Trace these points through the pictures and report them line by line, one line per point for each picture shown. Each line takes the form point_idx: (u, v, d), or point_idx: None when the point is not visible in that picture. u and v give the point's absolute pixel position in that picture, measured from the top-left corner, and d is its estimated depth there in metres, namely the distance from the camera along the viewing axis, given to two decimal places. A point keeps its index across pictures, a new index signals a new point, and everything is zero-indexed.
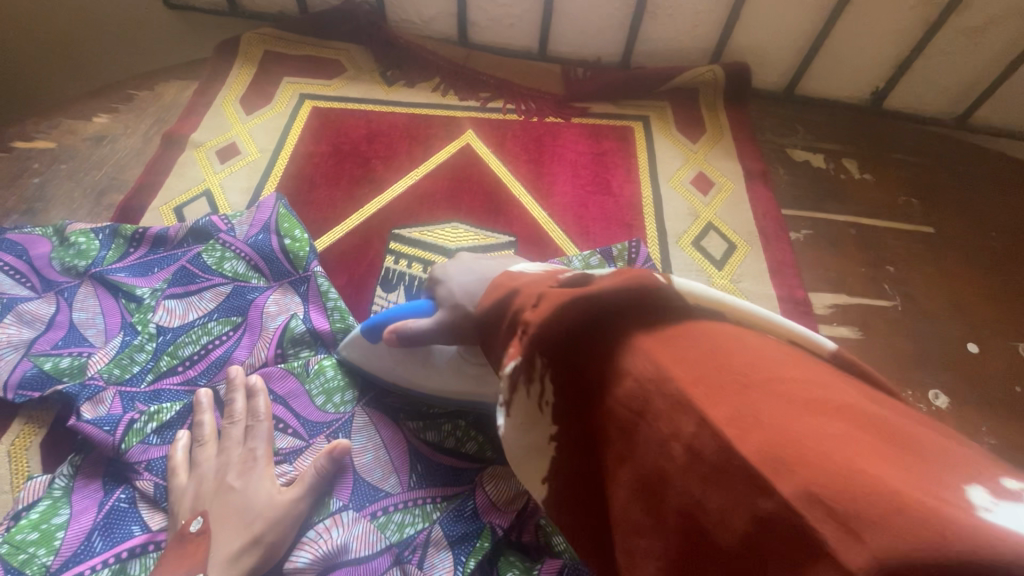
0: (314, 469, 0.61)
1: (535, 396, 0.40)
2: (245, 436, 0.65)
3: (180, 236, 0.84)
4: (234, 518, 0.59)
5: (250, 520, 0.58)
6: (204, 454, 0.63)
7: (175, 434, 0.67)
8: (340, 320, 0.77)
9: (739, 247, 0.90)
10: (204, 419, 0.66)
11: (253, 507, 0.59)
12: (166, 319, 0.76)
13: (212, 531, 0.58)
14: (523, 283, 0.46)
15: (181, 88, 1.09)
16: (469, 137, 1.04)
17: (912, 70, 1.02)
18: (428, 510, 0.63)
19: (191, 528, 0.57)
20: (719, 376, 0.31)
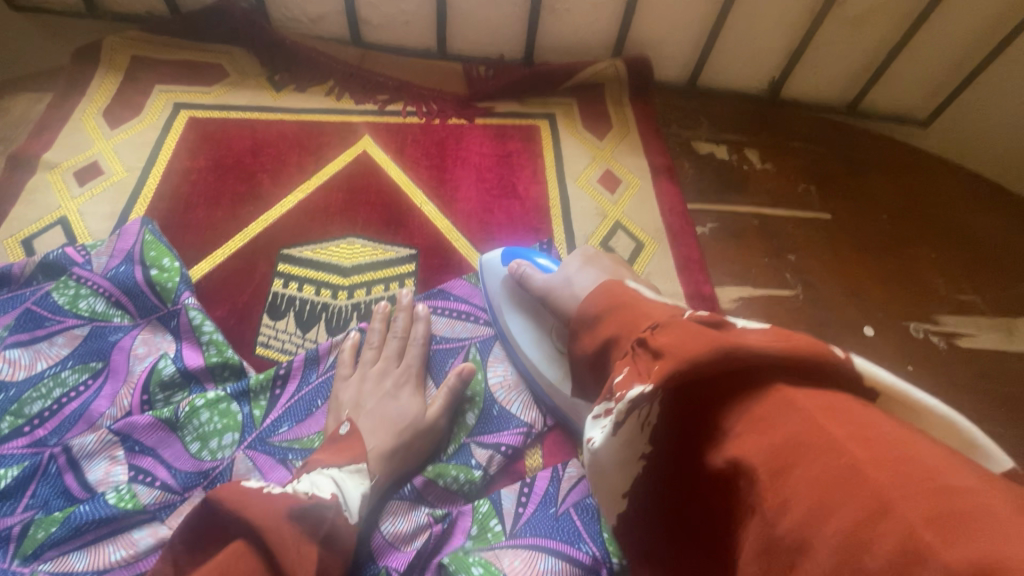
0: (449, 384, 0.68)
1: (644, 416, 0.42)
2: (398, 353, 0.71)
3: (27, 273, 0.74)
4: (388, 421, 0.63)
5: (403, 425, 0.63)
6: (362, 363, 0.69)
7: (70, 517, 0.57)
8: (216, 354, 0.69)
9: (647, 245, 0.88)
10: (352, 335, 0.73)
11: (404, 416, 0.64)
12: (7, 372, 0.66)
13: (361, 433, 0.61)
14: (646, 306, 0.50)
15: (30, 103, 0.97)
16: (367, 144, 0.97)
17: (805, 59, 1.04)
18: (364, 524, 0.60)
19: (342, 431, 0.60)
20: (861, 435, 0.33)
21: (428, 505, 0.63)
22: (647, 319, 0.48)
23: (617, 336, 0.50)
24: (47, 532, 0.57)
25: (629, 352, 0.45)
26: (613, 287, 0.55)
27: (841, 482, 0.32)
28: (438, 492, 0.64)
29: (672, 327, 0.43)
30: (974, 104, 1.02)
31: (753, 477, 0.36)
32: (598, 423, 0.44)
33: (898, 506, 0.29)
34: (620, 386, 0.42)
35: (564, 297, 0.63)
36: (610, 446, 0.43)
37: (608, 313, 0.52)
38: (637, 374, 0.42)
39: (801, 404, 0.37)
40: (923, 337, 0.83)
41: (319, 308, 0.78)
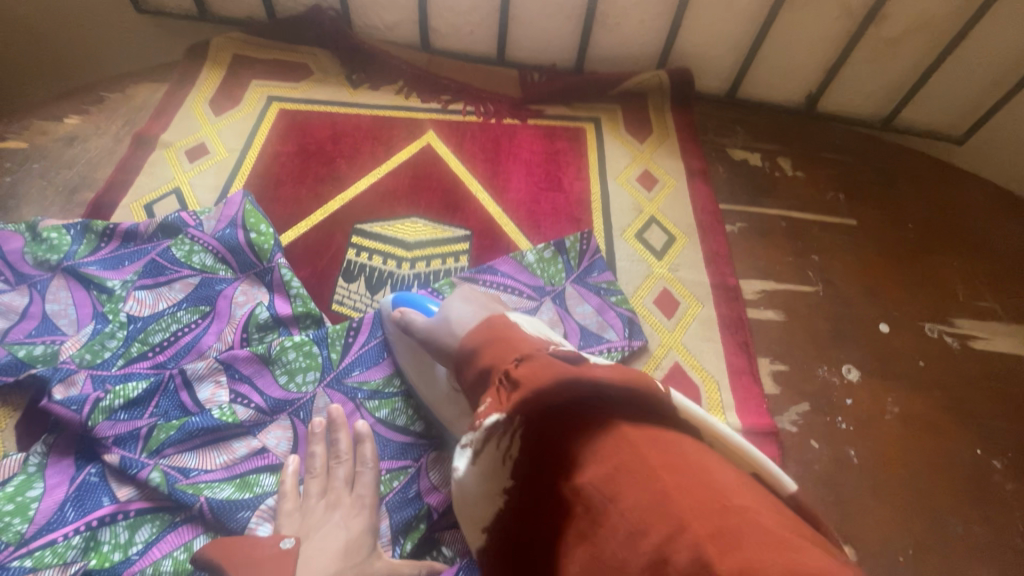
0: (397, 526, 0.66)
1: (503, 443, 0.48)
2: (349, 477, 0.69)
3: (150, 232, 0.88)
4: (328, 551, 0.62)
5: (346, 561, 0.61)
6: (314, 486, 0.68)
7: (186, 426, 0.70)
8: (302, 305, 0.82)
9: (678, 239, 0.97)
10: (315, 450, 0.71)
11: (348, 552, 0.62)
12: (137, 308, 0.81)
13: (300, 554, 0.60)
14: (513, 340, 0.57)
15: (150, 91, 1.13)
16: (430, 138, 1.09)
17: (840, 75, 1.11)
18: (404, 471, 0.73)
19: (283, 545, 0.60)
20: (677, 468, 0.39)
21: None
22: (516, 350, 0.54)
23: (491, 365, 0.56)
24: (167, 434, 0.70)
25: (496, 385, 0.53)
26: (493, 324, 0.61)
27: (652, 509, 0.37)
28: None
29: (530, 362, 0.50)
30: (1009, 124, 1.06)
31: (587, 506, 0.40)
32: (462, 451, 0.52)
33: (691, 523, 0.35)
34: (481, 415, 0.50)
35: (444, 335, 0.67)
36: (468, 469, 0.50)
37: (488, 345, 0.58)
38: (496, 403, 0.49)
39: (629, 435, 0.41)
40: (937, 337, 0.88)
41: (385, 275, 0.90)
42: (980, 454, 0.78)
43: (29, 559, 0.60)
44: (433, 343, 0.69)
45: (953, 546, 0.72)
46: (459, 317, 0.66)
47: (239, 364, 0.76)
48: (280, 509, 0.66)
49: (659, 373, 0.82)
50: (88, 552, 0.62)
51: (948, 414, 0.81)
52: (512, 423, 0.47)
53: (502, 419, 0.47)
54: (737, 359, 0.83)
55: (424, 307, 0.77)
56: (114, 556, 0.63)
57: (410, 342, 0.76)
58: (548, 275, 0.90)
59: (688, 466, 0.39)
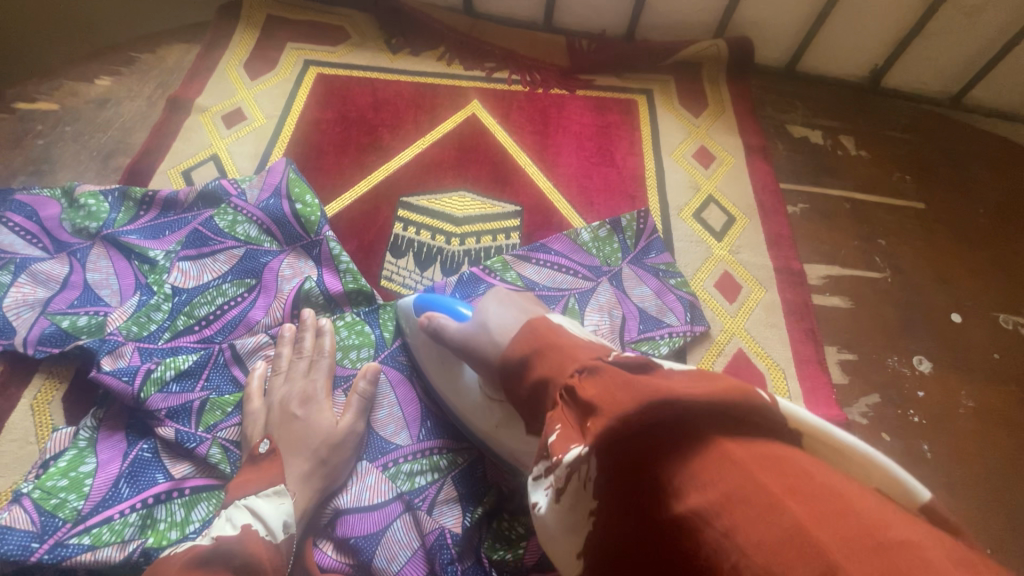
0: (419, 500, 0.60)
1: (585, 478, 0.41)
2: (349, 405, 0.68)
3: (190, 200, 0.85)
4: (300, 457, 0.62)
5: (311, 476, 0.62)
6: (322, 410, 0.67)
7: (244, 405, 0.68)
8: (352, 282, 0.79)
9: (738, 219, 0.92)
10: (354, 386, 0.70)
11: (315, 470, 0.62)
12: (181, 279, 0.78)
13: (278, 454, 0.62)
14: (567, 348, 0.51)
15: (182, 52, 1.08)
16: (475, 108, 1.04)
17: (911, 48, 1.04)
18: (435, 460, 0.69)
19: (260, 450, 0.61)
20: (797, 487, 0.33)
21: None
22: (573, 361, 0.48)
23: (548, 377, 0.50)
24: (223, 411, 0.68)
25: (559, 405, 0.46)
26: (539, 330, 0.55)
27: (780, 542, 0.30)
28: None
29: (596, 377, 0.44)
30: None
31: (701, 539, 0.33)
32: (540, 486, 0.46)
33: (844, 567, 0.28)
34: (557, 449, 0.43)
35: (484, 342, 0.61)
36: (553, 507, 0.44)
37: (539, 356, 0.52)
38: (569, 432, 0.43)
39: (737, 457, 0.35)
40: (1013, 329, 0.84)
41: (434, 251, 0.86)
42: None
43: (87, 536, 0.58)
44: (471, 352, 0.63)
45: None
46: (498, 321, 0.61)
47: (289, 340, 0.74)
48: (269, 391, 0.68)
49: (723, 359, 0.79)
50: (146, 530, 0.60)
51: None
52: (590, 459, 0.40)
53: (582, 456, 0.40)
54: (803, 348, 0.80)
55: (453, 309, 0.68)
56: (170, 534, 0.60)
57: (432, 343, 0.69)
58: (603, 255, 0.86)
59: (811, 486, 0.33)
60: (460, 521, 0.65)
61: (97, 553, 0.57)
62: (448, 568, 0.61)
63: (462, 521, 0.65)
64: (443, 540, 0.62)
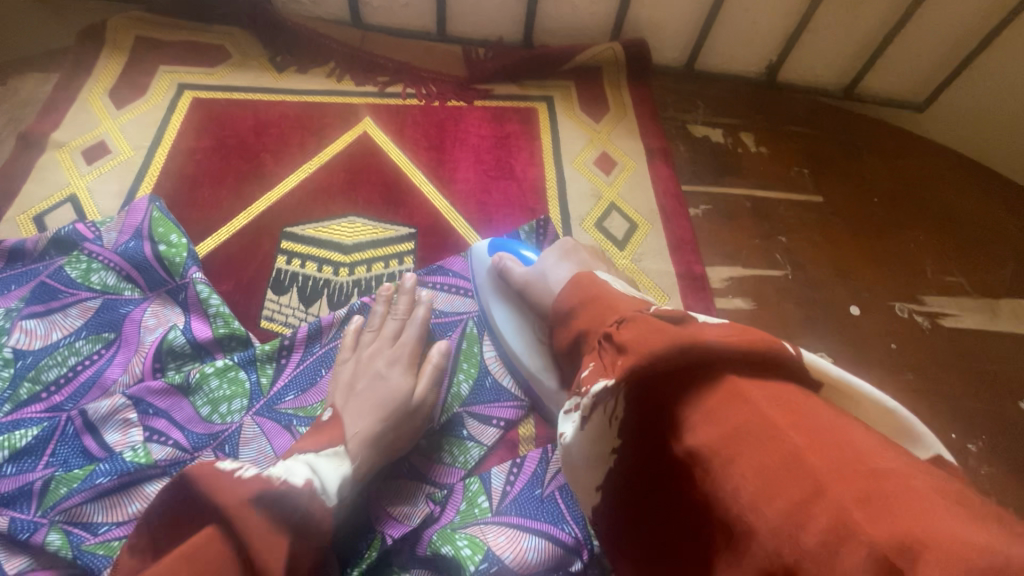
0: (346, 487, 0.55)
1: (611, 411, 0.43)
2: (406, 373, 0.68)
3: (39, 248, 0.77)
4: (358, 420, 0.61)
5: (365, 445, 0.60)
6: (383, 375, 0.67)
7: (94, 481, 0.60)
8: (224, 325, 0.72)
9: (640, 226, 0.90)
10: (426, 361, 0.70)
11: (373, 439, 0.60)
12: (24, 341, 0.69)
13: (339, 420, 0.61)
14: (612, 300, 0.52)
15: (37, 82, 0.99)
16: (367, 125, 0.99)
17: (800, 42, 1.05)
18: None
19: (322, 418, 0.62)
20: (800, 413, 0.37)
21: (430, 482, 0.67)
22: (613, 312, 0.50)
23: (587, 329, 0.52)
24: (69, 488, 0.60)
25: (596, 347, 0.49)
26: (584, 280, 0.57)
27: (781, 467, 0.34)
28: (438, 469, 0.68)
29: (635, 324, 0.45)
30: (969, 91, 1.03)
31: (706, 468, 0.37)
32: (569, 418, 0.46)
33: (831, 485, 0.31)
34: (586, 381, 0.45)
35: (541, 291, 0.68)
36: (577, 438, 0.45)
37: (583, 306, 0.54)
38: (603, 369, 0.45)
39: (751, 395, 0.38)
40: (908, 317, 0.86)
41: (321, 284, 0.81)
42: (956, 438, 0.77)
43: None
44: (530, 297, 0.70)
45: None
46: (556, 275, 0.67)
47: (144, 397, 0.66)
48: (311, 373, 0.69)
49: None
50: None
51: (922, 397, 0.79)
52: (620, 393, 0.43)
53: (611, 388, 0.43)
54: None
55: (521, 254, 0.77)
56: None
57: (504, 287, 0.75)
58: None
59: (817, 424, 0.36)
60: None
61: None
62: None
63: None
64: None
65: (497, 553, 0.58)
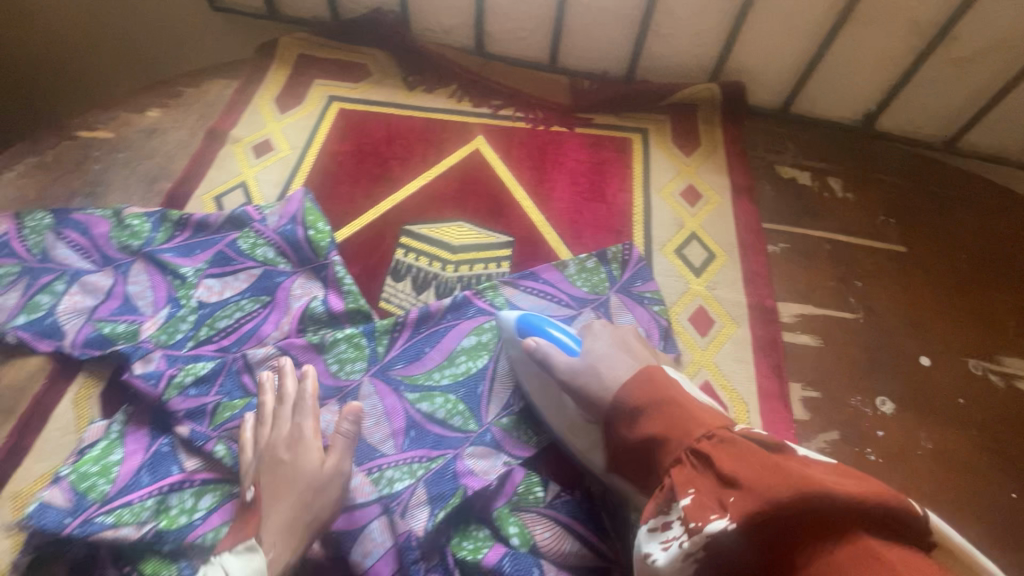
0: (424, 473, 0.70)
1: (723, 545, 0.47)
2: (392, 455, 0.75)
3: (219, 223, 0.96)
4: (279, 492, 0.68)
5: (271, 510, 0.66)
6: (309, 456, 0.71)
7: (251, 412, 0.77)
8: (353, 301, 0.88)
9: (718, 256, 0.97)
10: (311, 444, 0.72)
11: (267, 517, 0.66)
12: (206, 294, 0.88)
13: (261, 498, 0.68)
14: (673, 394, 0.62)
15: (222, 87, 1.21)
16: (479, 142, 1.13)
17: (901, 93, 1.08)
18: (414, 468, 0.76)
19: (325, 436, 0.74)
20: (910, 560, 0.39)
21: (507, 452, 0.78)
22: (699, 426, 0.57)
23: (663, 437, 0.59)
24: (232, 412, 0.77)
25: (684, 464, 0.55)
26: (654, 380, 0.65)
27: None
28: (516, 445, 0.79)
29: (730, 446, 0.53)
30: None
31: None
32: (654, 539, 0.53)
33: None
34: (689, 511, 0.50)
35: (594, 382, 0.71)
36: (674, 562, 0.50)
37: (657, 407, 0.62)
38: (704, 504, 0.50)
39: (882, 555, 0.39)
40: (982, 374, 0.87)
41: (430, 276, 0.95)
42: (1014, 498, 0.78)
43: (110, 515, 0.67)
44: (576, 390, 0.72)
45: None
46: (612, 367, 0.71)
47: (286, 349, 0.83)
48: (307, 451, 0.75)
49: None
50: (159, 514, 0.69)
51: (984, 454, 0.80)
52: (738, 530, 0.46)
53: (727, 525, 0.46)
54: (768, 383, 0.84)
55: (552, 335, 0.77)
56: (180, 519, 0.69)
57: (539, 369, 0.78)
58: (590, 284, 0.93)
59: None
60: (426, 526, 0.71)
61: (117, 531, 0.66)
62: (412, 565, 0.69)
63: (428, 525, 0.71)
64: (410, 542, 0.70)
65: (542, 546, 0.71)
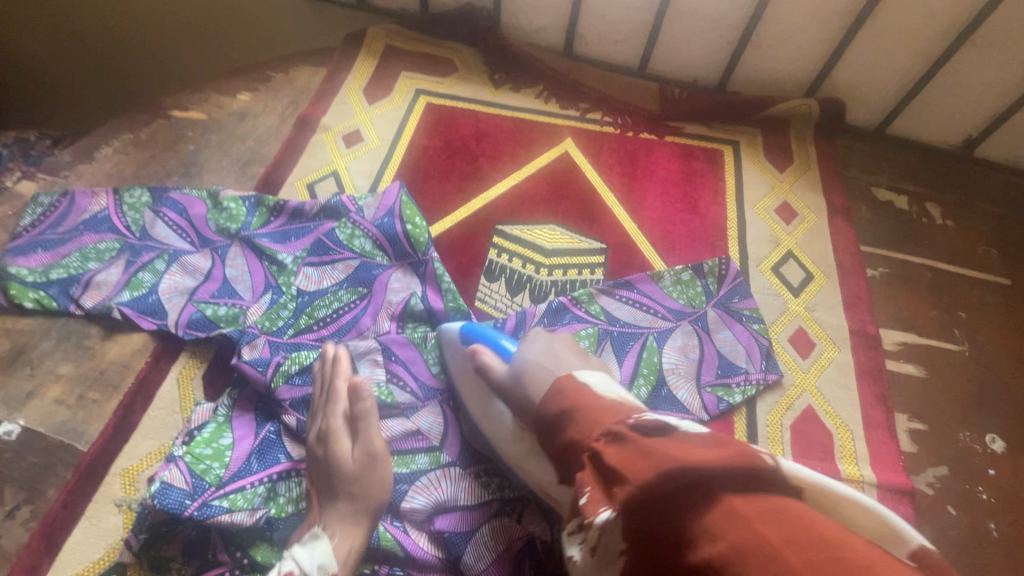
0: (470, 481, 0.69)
1: (611, 538, 0.48)
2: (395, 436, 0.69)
3: (313, 212, 0.96)
4: (327, 486, 0.68)
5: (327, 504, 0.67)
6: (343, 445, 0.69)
7: None
8: (452, 300, 0.88)
9: (816, 277, 0.96)
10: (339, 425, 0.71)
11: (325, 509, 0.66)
12: (305, 283, 0.89)
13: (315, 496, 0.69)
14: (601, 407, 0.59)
15: (311, 74, 1.20)
16: (568, 145, 1.12)
17: (1010, 122, 1.05)
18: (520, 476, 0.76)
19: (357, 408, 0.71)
20: None
21: None
22: (599, 426, 0.57)
23: (577, 438, 0.58)
24: None
25: (586, 468, 0.54)
26: (566, 387, 0.63)
27: None
28: None
29: (622, 446, 0.52)
30: None
31: None
32: (572, 541, 0.53)
33: None
34: (588, 508, 0.51)
35: (534, 384, 0.70)
36: (584, 561, 0.51)
37: (569, 417, 0.60)
38: (601, 499, 0.51)
39: None
40: None
41: (524, 279, 0.94)
42: None
43: (225, 500, 0.68)
44: (509, 399, 0.73)
45: None
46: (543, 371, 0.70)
47: (383, 345, 0.83)
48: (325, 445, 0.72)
49: (792, 413, 0.82)
50: (269, 501, 0.70)
51: None
52: (619, 521, 0.48)
53: (612, 516, 0.49)
54: (873, 412, 0.83)
55: (500, 344, 0.78)
56: (288, 508, 0.70)
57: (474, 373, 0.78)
58: (687, 297, 0.91)
59: None
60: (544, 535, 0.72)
61: (233, 516, 0.67)
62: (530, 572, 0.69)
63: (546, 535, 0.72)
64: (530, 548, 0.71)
65: None
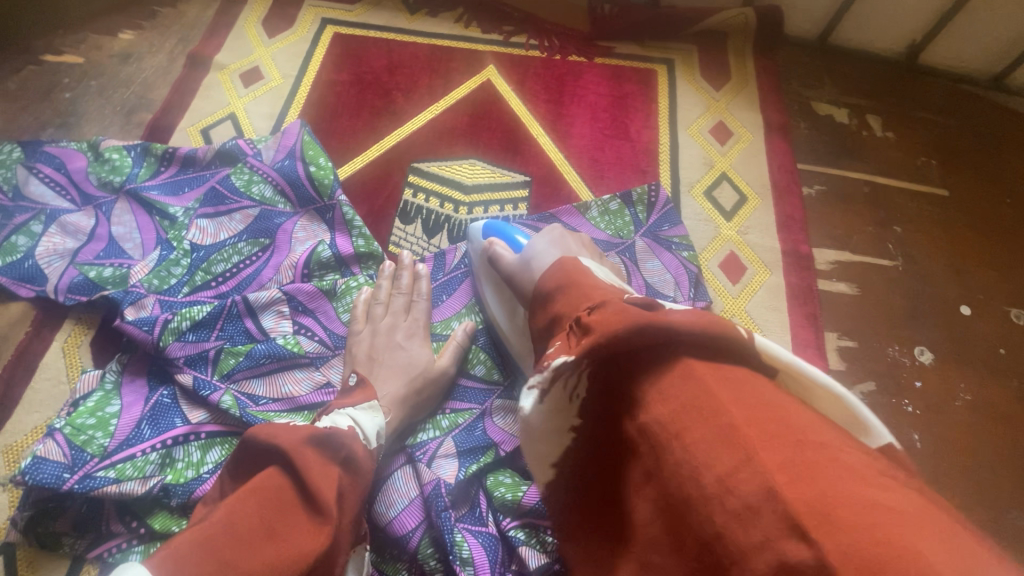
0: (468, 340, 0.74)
1: (572, 386, 0.44)
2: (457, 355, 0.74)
3: (208, 158, 0.87)
4: (393, 370, 0.70)
5: (385, 383, 0.68)
6: (412, 343, 0.73)
7: (261, 359, 0.72)
8: (364, 245, 0.82)
9: (750, 199, 0.91)
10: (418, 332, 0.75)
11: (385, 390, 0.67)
12: (199, 237, 0.81)
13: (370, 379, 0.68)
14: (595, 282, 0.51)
15: (200, 7, 1.07)
16: (490, 72, 1.03)
17: (953, 23, 0.98)
18: (439, 420, 0.72)
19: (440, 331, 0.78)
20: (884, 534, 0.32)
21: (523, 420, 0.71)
22: (588, 298, 0.48)
23: (561, 313, 0.51)
24: (236, 360, 0.72)
25: (566, 328, 0.48)
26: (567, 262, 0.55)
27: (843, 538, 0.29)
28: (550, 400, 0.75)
29: (603, 309, 0.44)
30: None
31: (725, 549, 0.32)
32: (522, 385, 0.48)
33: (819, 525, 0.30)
34: (549, 356, 0.45)
35: (523, 274, 0.65)
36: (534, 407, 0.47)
37: (562, 290, 0.52)
38: (566, 345, 0.44)
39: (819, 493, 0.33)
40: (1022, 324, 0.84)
41: (443, 219, 0.88)
42: None
43: (112, 470, 0.63)
44: (515, 287, 0.68)
45: (1008, 539, 0.72)
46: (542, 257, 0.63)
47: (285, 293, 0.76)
48: (352, 331, 0.74)
49: None
50: (165, 467, 0.65)
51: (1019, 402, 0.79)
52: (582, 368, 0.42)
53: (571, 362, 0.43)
54: (803, 332, 0.81)
55: (513, 239, 0.75)
56: (187, 473, 0.65)
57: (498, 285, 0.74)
58: (615, 228, 0.85)
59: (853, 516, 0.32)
60: (456, 475, 0.67)
61: (121, 486, 0.63)
62: (443, 514, 0.62)
63: (458, 475, 0.67)
64: (439, 489, 0.64)
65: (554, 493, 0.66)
